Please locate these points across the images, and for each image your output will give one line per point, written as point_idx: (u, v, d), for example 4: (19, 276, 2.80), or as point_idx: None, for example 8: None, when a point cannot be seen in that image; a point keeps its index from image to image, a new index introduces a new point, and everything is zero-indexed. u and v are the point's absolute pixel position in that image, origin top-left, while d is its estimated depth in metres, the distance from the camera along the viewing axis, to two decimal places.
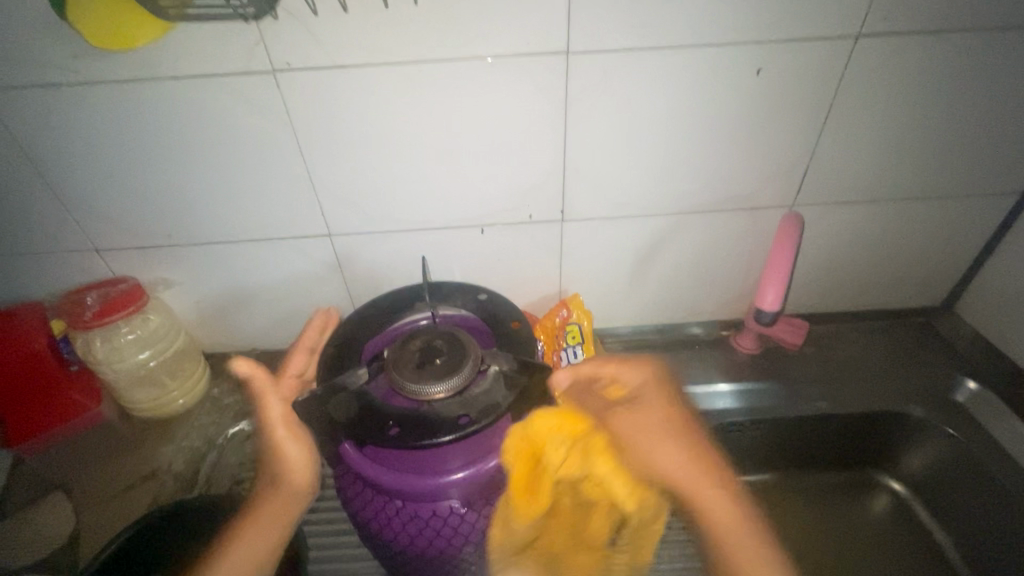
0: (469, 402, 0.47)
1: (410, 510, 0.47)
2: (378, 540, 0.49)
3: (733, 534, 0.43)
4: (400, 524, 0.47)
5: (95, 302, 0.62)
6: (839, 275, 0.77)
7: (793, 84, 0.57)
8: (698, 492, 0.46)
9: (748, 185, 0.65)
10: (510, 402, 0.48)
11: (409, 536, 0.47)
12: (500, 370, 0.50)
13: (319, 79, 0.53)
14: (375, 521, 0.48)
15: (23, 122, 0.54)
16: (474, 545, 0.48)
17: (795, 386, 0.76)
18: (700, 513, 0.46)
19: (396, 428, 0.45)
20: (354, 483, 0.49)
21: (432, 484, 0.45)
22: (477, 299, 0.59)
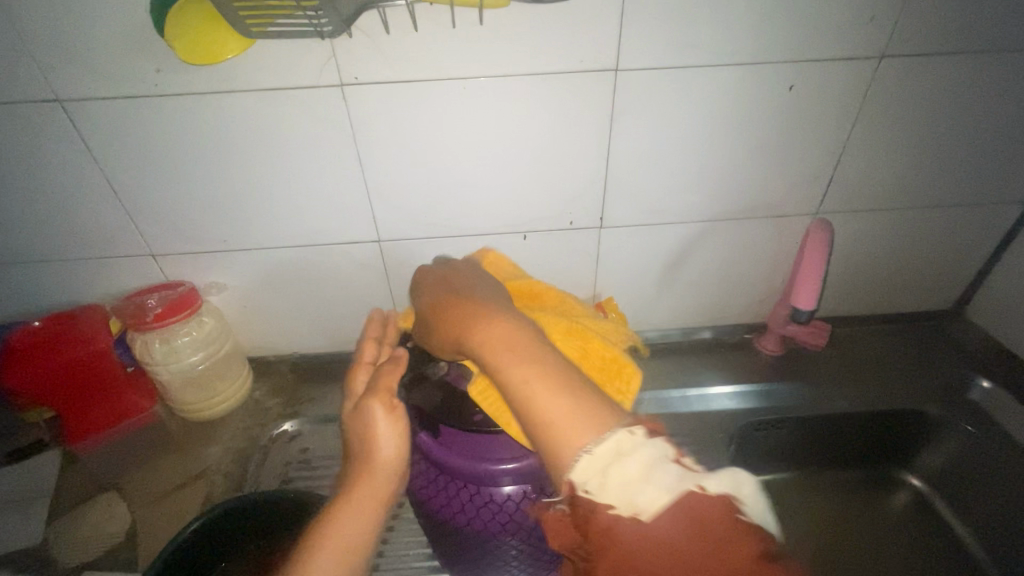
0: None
1: (470, 495, 0.50)
2: (443, 522, 0.53)
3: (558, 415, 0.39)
4: (476, 509, 0.50)
5: (156, 304, 0.64)
6: (857, 280, 0.81)
7: (821, 101, 0.61)
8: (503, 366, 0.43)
9: (776, 194, 0.69)
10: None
11: (485, 522, 0.50)
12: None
13: (384, 91, 0.57)
14: (441, 503, 0.52)
15: (99, 131, 0.57)
16: (545, 529, 0.51)
17: (818, 386, 0.80)
18: (526, 401, 0.41)
19: (482, 413, 0.50)
20: (420, 469, 0.53)
21: (489, 471, 0.48)
22: None
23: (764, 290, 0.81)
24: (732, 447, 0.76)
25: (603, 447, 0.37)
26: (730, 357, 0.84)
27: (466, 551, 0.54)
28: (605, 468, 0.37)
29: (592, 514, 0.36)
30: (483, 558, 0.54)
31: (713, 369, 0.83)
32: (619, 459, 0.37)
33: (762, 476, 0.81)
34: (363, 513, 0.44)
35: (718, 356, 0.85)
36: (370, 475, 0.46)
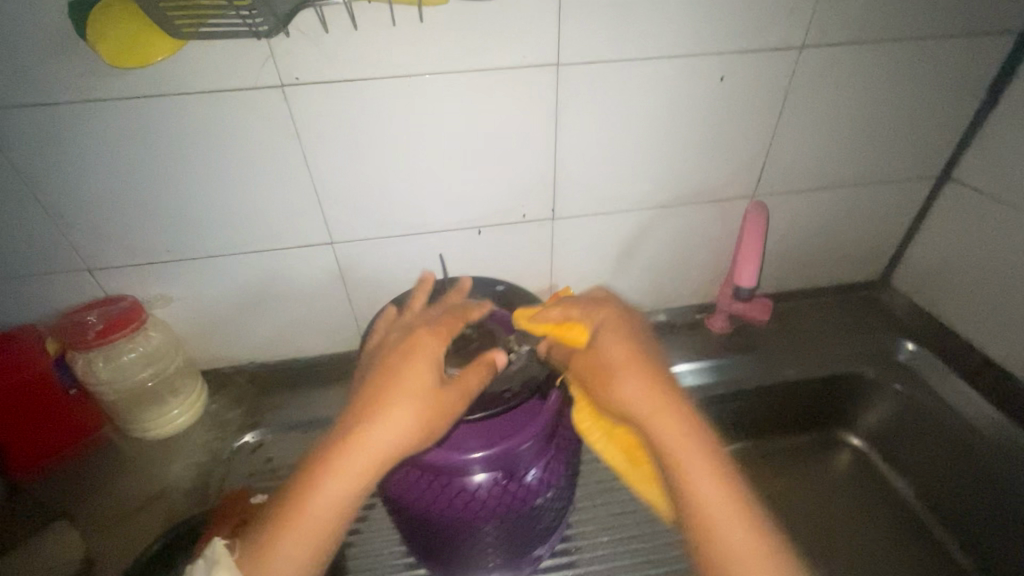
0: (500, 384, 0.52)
1: (438, 486, 0.51)
2: (416, 516, 0.53)
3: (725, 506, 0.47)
4: (448, 501, 0.51)
5: (97, 320, 0.61)
6: (795, 258, 0.86)
7: (750, 91, 0.65)
8: (655, 420, 0.49)
9: (716, 180, 0.73)
10: (546, 376, 0.52)
11: (458, 511, 0.52)
12: (532, 350, 0.54)
13: (327, 90, 0.56)
14: (412, 499, 0.52)
15: (21, 141, 0.54)
16: (518, 512, 0.53)
17: (765, 359, 0.84)
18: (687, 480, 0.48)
19: None
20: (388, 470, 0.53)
21: (455, 460, 0.49)
22: (497, 290, 0.61)
23: (712, 272, 0.85)
24: None
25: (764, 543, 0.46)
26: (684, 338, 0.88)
27: (442, 542, 0.55)
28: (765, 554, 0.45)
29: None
30: (452, 545, 0.55)
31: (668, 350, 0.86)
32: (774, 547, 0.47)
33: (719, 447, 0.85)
34: (357, 480, 0.45)
35: (673, 337, 0.88)
36: (375, 448, 0.44)
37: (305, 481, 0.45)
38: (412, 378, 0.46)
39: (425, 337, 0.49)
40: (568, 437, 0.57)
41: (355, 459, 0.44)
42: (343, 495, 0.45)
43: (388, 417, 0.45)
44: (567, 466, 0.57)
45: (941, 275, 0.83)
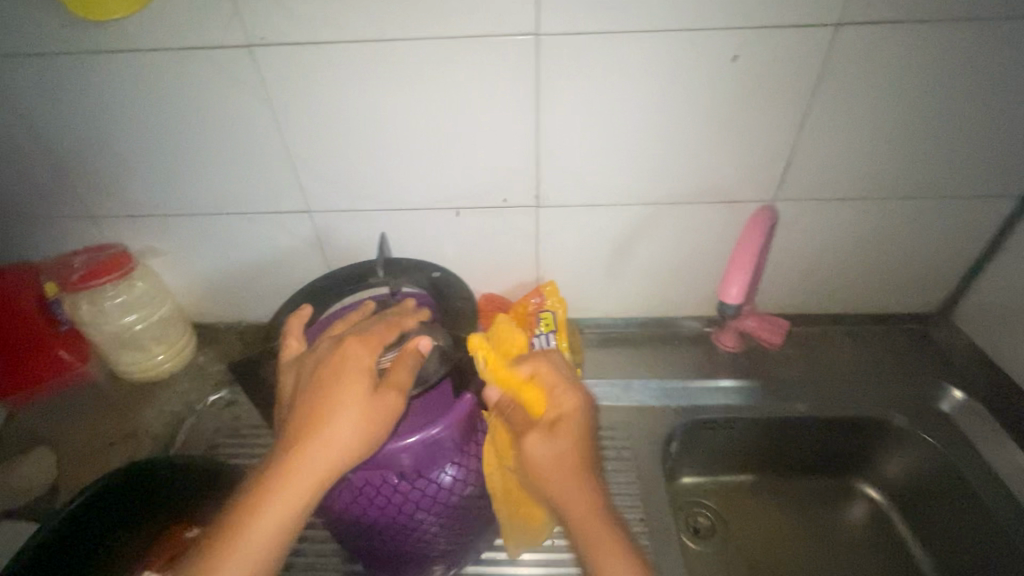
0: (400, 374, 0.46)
1: (371, 478, 0.45)
2: (342, 514, 0.47)
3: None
4: (351, 495, 0.46)
5: (82, 265, 0.65)
6: (827, 276, 0.75)
7: (769, 77, 0.56)
8: (569, 500, 0.43)
9: (728, 177, 0.64)
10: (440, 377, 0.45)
11: (362, 506, 0.46)
12: (439, 345, 0.47)
13: (294, 54, 0.54)
14: (339, 497, 0.46)
15: (17, 89, 0.57)
16: (430, 512, 0.48)
17: (775, 386, 0.74)
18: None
19: None
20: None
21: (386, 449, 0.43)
22: (430, 276, 0.54)
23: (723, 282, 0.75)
24: (674, 445, 0.72)
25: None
26: (684, 351, 0.80)
27: (366, 543, 0.49)
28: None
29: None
30: (357, 542, 0.50)
31: (663, 362, 0.78)
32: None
33: (709, 476, 0.77)
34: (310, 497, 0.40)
35: (672, 348, 0.80)
36: (311, 463, 0.40)
37: (248, 504, 0.40)
38: (346, 386, 0.41)
39: (351, 344, 0.43)
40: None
41: (301, 474, 0.40)
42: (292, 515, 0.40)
43: (328, 429, 0.40)
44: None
45: (1012, 315, 0.68)
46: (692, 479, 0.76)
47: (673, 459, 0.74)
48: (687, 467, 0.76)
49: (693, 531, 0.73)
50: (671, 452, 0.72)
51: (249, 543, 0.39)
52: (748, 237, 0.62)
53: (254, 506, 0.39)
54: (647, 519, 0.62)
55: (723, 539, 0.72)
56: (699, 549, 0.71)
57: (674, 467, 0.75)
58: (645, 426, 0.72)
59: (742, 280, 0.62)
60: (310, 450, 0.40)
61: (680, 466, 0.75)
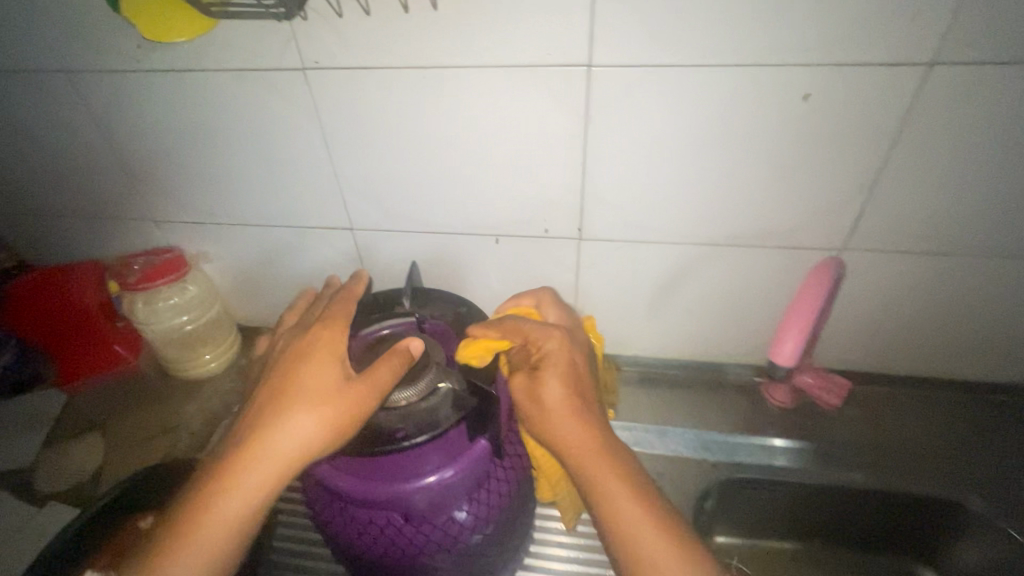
0: (409, 416, 0.43)
1: (381, 519, 0.43)
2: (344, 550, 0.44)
3: (652, 547, 0.39)
4: (357, 529, 0.43)
5: (141, 268, 0.69)
6: (898, 334, 0.67)
7: (843, 117, 0.51)
8: (587, 450, 0.42)
9: (789, 221, 0.59)
10: (452, 425, 0.43)
11: (366, 543, 0.43)
12: (452, 389, 0.45)
13: (344, 77, 0.55)
14: (349, 535, 0.44)
15: (97, 102, 0.61)
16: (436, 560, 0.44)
17: (829, 450, 0.67)
18: (617, 518, 0.40)
19: None
20: (323, 501, 0.44)
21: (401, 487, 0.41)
22: (458, 311, 0.52)
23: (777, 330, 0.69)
24: (709, 502, 0.66)
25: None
26: (728, 400, 0.74)
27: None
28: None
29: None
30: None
31: (703, 410, 0.73)
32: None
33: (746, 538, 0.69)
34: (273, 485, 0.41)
35: (715, 396, 0.75)
36: (277, 445, 0.40)
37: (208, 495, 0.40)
38: (314, 375, 0.43)
39: (323, 337, 0.45)
40: (519, 448, 0.49)
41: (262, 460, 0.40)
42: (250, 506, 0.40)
43: (292, 415, 0.41)
44: (525, 483, 0.48)
45: None
46: (727, 539, 0.69)
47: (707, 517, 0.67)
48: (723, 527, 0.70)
49: None
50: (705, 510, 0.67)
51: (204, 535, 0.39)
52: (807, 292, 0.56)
53: (213, 495, 0.39)
54: None
55: None
56: None
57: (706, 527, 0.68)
58: (678, 479, 0.67)
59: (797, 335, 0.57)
60: (273, 437, 0.40)
61: (714, 525, 0.69)
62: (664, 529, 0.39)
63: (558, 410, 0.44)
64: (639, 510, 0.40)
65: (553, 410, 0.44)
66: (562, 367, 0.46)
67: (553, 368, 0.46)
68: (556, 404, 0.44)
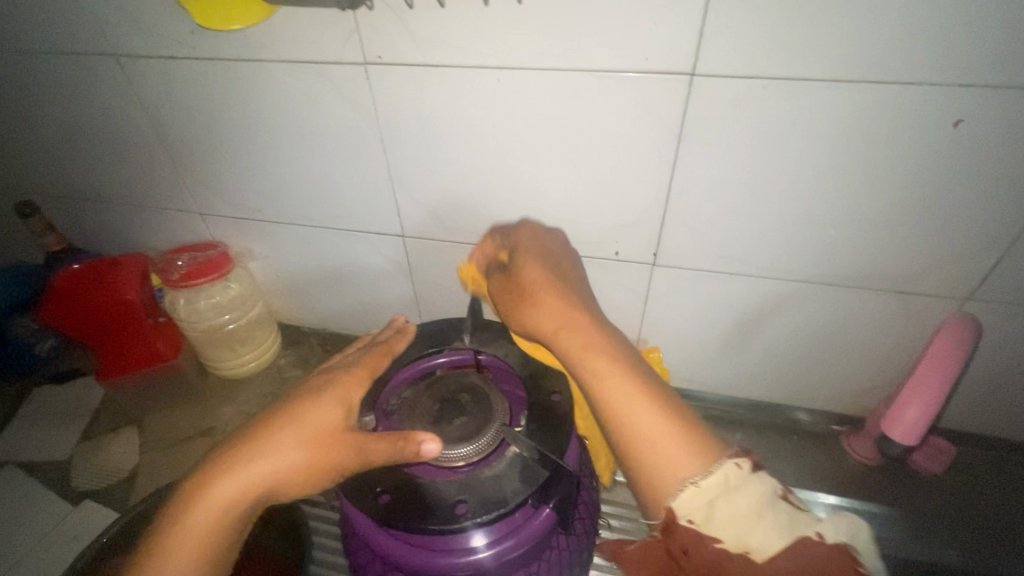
0: (471, 486, 0.37)
1: None
2: None
3: (656, 442, 0.34)
4: None
5: (185, 264, 0.66)
6: (1016, 396, 0.58)
7: (1000, 149, 0.42)
8: (580, 350, 0.39)
9: (905, 263, 0.50)
10: (521, 501, 0.36)
11: None
12: (519, 454, 0.39)
13: (409, 75, 0.50)
14: None
15: (147, 90, 0.58)
16: None
17: (922, 520, 0.59)
18: (614, 414, 0.36)
19: (386, 496, 0.38)
20: (367, 561, 0.40)
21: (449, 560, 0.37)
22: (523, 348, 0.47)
23: (868, 379, 0.61)
24: None
25: (708, 481, 0.32)
26: (802, 450, 0.66)
27: None
28: (709, 501, 0.32)
29: (689, 548, 0.32)
30: None
31: (774, 459, 0.66)
32: (727, 493, 0.32)
33: None
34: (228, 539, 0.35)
35: (786, 442, 0.67)
36: (245, 477, 0.35)
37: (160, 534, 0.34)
38: (312, 414, 0.37)
39: (337, 384, 0.39)
40: (583, 514, 0.43)
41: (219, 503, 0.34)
42: (198, 561, 0.34)
43: (264, 456, 0.35)
44: (583, 551, 0.43)
45: None
46: None
47: None
48: None
49: None
50: None
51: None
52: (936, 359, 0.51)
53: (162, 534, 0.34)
54: None
55: None
56: None
57: None
58: None
59: (925, 405, 0.52)
60: (237, 472, 0.35)
61: None
62: (666, 414, 0.35)
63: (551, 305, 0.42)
64: (645, 405, 0.36)
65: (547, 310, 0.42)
66: (534, 264, 0.46)
67: (527, 263, 0.46)
68: (550, 305, 0.42)
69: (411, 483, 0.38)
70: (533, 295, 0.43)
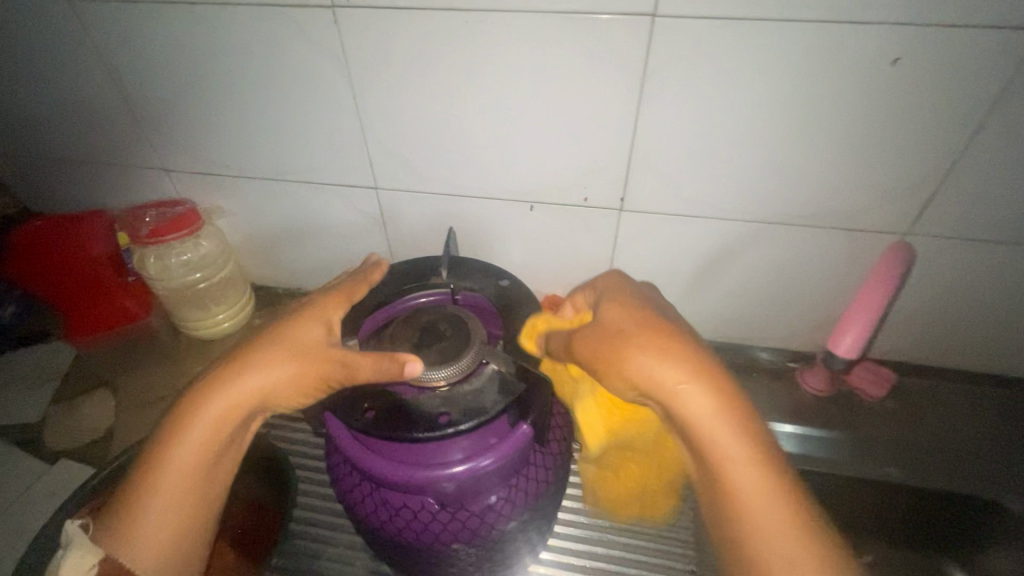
0: (452, 400, 0.40)
1: (411, 505, 0.40)
2: (372, 529, 0.43)
3: (778, 543, 0.36)
4: (385, 513, 0.41)
5: (154, 220, 0.65)
6: (949, 326, 0.64)
7: (934, 87, 0.46)
8: (713, 438, 0.39)
9: (850, 201, 0.54)
10: (498, 411, 0.39)
11: (395, 528, 0.41)
12: (497, 371, 0.42)
13: (377, 19, 0.50)
14: (377, 518, 0.41)
15: (104, 35, 0.56)
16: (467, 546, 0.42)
17: (866, 442, 0.64)
18: (743, 507, 0.37)
19: (371, 412, 0.40)
20: (353, 480, 0.42)
21: (428, 475, 0.39)
22: (498, 284, 0.50)
23: (819, 316, 0.66)
24: None
25: None
26: (760, 385, 0.71)
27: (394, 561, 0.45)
28: None
29: None
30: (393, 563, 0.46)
31: None
32: None
33: None
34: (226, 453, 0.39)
35: (745, 379, 0.72)
36: (240, 393, 0.38)
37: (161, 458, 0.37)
38: (299, 334, 0.40)
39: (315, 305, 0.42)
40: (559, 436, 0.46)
41: (215, 420, 0.38)
42: (202, 466, 0.38)
43: (256, 373, 0.39)
44: (561, 470, 0.46)
45: None
46: None
47: None
48: None
49: None
50: None
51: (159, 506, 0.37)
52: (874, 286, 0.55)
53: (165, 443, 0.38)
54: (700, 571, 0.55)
55: None
56: None
57: None
58: None
59: (857, 331, 0.58)
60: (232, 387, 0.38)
61: None
62: (800, 526, 0.36)
63: (676, 376, 0.39)
64: (771, 497, 0.37)
65: (666, 383, 0.40)
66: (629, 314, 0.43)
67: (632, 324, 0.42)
68: (671, 378, 0.39)
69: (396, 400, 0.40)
70: (654, 355, 0.40)
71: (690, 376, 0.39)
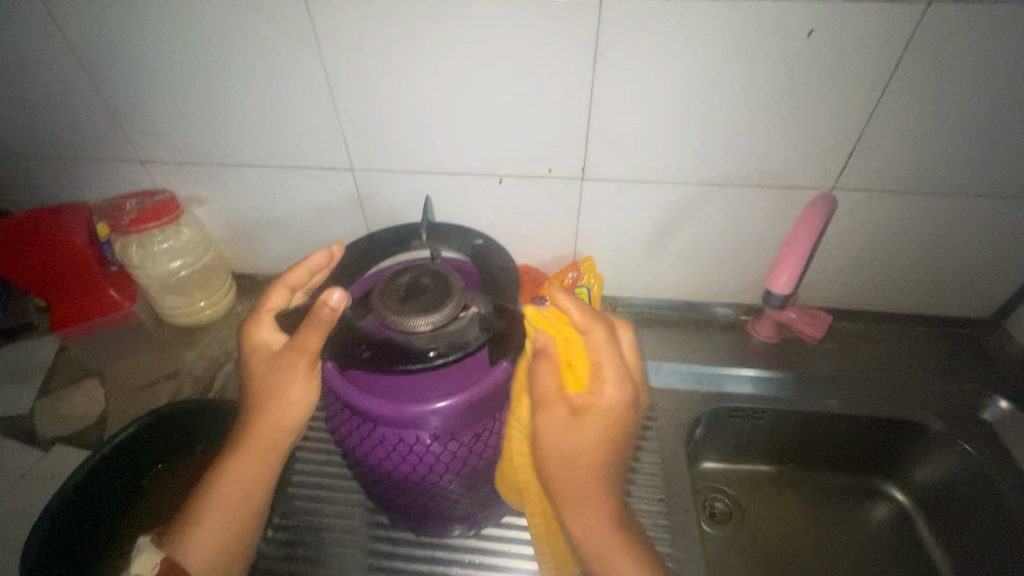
0: (438, 338, 0.45)
1: (404, 440, 0.45)
2: (370, 466, 0.47)
3: None
4: (381, 449, 0.46)
5: (133, 210, 0.67)
6: (875, 271, 0.72)
7: (845, 55, 0.53)
8: (594, 536, 0.44)
9: (783, 161, 0.61)
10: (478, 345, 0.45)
11: (391, 461, 0.46)
12: (477, 312, 0.47)
13: (347, 6, 0.53)
14: (373, 454, 0.46)
15: (75, 28, 0.57)
16: (457, 472, 0.47)
17: (810, 379, 0.72)
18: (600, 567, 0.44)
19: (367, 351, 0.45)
20: (349, 423, 0.46)
21: (416, 410, 0.43)
22: (475, 244, 0.54)
23: (764, 270, 0.73)
24: (699, 430, 0.71)
25: None
26: (717, 337, 0.78)
27: (392, 495, 0.50)
28: None
29: None
30: (389, 498, 0.51)
31: (695, 347, 0.77)
32: None
33: (730, 463, 0.74)
34: (242, 483, 0.47)
35: (703, 333, 0.78)
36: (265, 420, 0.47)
37: (207, 484, 0.46)
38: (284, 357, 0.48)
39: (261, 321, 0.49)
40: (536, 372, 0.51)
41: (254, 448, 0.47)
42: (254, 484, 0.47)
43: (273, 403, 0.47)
44: None
45: None
46: (714, 465, 0.74)
47: (696, 443, 0.72)
48: (710, 452, 0.74)
49: (709, 513, 0.70)
50: (695, 437, 0.71)
51: (204, 530, 0.45)
52: (797, 237, 0.62)
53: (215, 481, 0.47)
54: (667, 499, 0.62)
55: (740, 525, 0.70)
56: (711, 530, 0.69)
57: (693, 453, 0.73)
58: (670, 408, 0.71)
59: (791, 272, 0.63)
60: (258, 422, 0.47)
61: (702, 450, 0.73)
62: None
63: (583, 446, 0.46)
64: (626, 558, 0.43)
65: (571, 450, 0.46)
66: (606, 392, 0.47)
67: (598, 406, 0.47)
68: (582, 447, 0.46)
69: (388, 341, 0.46)
70: (572, 425, 0.46)
71: (591, 455, 0.46)
